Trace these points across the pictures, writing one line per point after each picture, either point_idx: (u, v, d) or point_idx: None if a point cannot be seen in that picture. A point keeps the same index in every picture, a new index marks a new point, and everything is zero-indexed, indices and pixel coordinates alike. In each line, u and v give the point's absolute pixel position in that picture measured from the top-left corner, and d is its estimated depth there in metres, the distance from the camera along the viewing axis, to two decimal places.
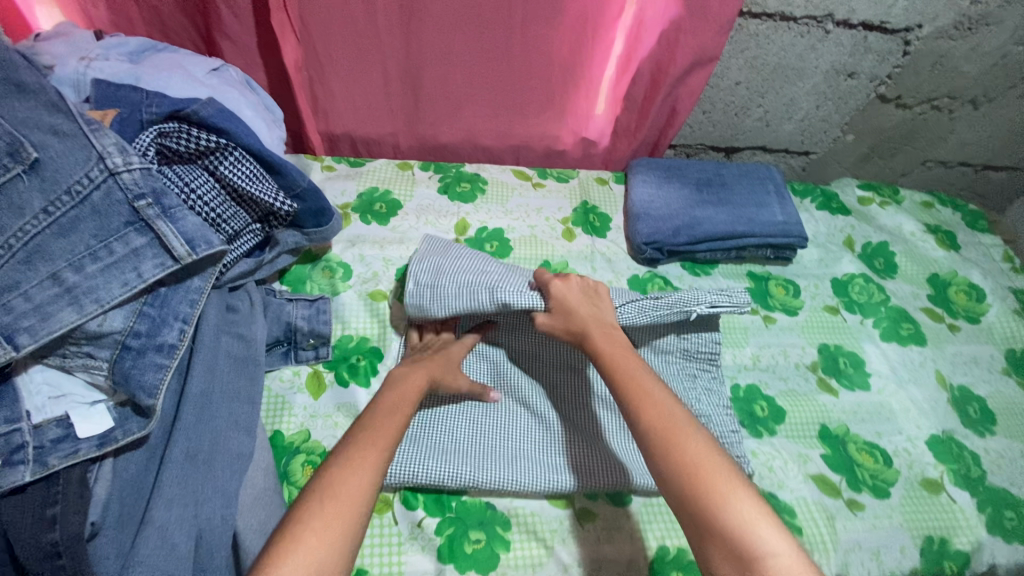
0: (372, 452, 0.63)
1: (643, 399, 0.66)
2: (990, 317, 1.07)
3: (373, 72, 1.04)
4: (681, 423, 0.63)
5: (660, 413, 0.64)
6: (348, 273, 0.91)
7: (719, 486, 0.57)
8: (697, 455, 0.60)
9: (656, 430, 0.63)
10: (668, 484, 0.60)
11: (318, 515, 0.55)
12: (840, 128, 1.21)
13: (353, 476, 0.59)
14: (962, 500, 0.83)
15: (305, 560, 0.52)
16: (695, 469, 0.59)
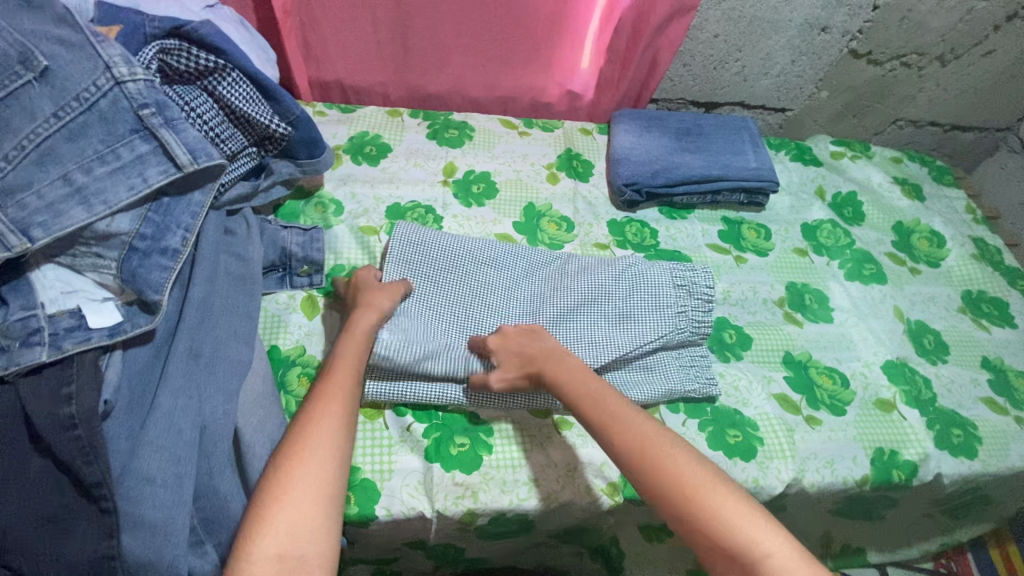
0: (329, 415, 0.64)
1: (616, 426, 0.67)
2: (950, 262, 1.14)
3: (363, 19, 1.07)
4: (665, 442, 0.65)
5: (637, 438, 0.65)
6: (340, 209, 0.95)
7: (711, 503, 0.59)
8: (686, 472, 0.62)
9: (639, 456, 0.64)
10: (666, 506, 0.61)
11: (282, 490, 0.58)
12: (814, 84, 1.26)
13: (312, 444, 0.61)
14: (913, 418, 0.89)
15: (273, 558, 0.54)
16: (685, 487, 0.61)
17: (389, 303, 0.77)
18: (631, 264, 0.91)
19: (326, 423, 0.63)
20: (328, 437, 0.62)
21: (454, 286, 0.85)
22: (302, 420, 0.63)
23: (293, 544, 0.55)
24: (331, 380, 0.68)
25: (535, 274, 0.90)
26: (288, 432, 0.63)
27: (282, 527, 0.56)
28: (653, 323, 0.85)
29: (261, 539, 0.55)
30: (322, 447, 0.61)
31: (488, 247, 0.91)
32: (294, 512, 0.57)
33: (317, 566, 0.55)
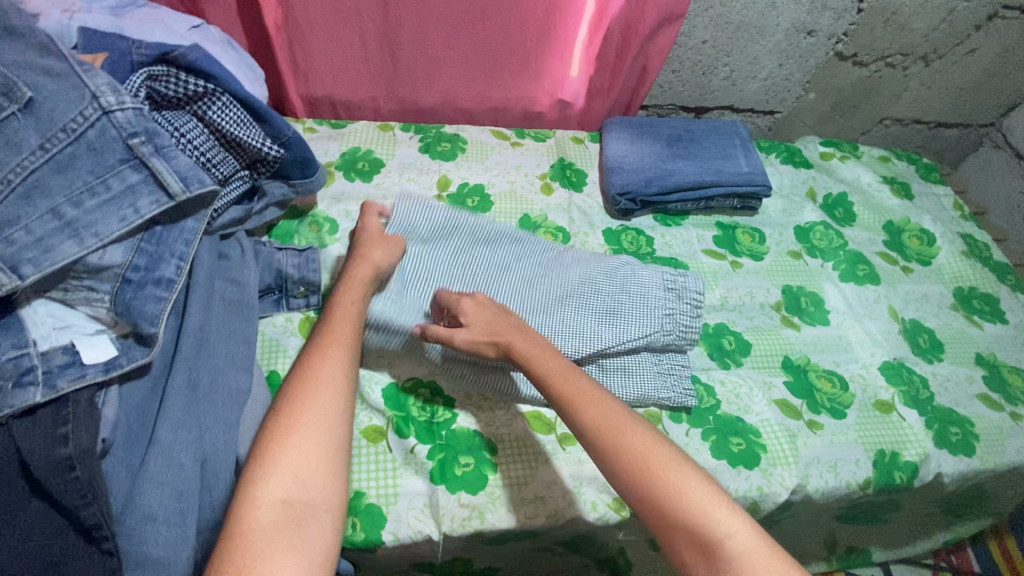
0: (330, 366, 0.64)
1: (582, 401, 0.65)
2: (940, 260, 1.15)
3: (351, 34, 1.07)
4: (628, 419, 0.63)
5: (603, 415, 0.64)
6: (334, 227, 0.93)
7: (674, 483, 0.58)
8: (639, 449, 0.61)
9: (603, 434, 0.62)
10: (624, 483, 0.60)
11: (285, 438, 0.58)
12: (802, 86, 1.27)
13: (314, 394, 0.61)
14: (911, 418, 0.90)
15: (277, 506, 0.55)
16: (643, 464, 0.60)
17: (385, 257, 0.79)
18: (622, 264, 0.91)
19: (327, 371, 0.63)
20: (330, 388, 0.62)
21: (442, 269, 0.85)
22: (300, 371, 0.64)
23: (300, 492, 0.56)
24: (331, 330, 0.68)
25: (526, 262, 0.89)
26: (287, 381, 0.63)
27: (287, 475, 0.57)
28: (638, 322, 0.85)
29: (266, 485, 0.56)
30: (324, 396, 0.62)
31: (481, 230, 0.90)
32: (300, 460, 0.58)
33: (324, 511, 0.57)
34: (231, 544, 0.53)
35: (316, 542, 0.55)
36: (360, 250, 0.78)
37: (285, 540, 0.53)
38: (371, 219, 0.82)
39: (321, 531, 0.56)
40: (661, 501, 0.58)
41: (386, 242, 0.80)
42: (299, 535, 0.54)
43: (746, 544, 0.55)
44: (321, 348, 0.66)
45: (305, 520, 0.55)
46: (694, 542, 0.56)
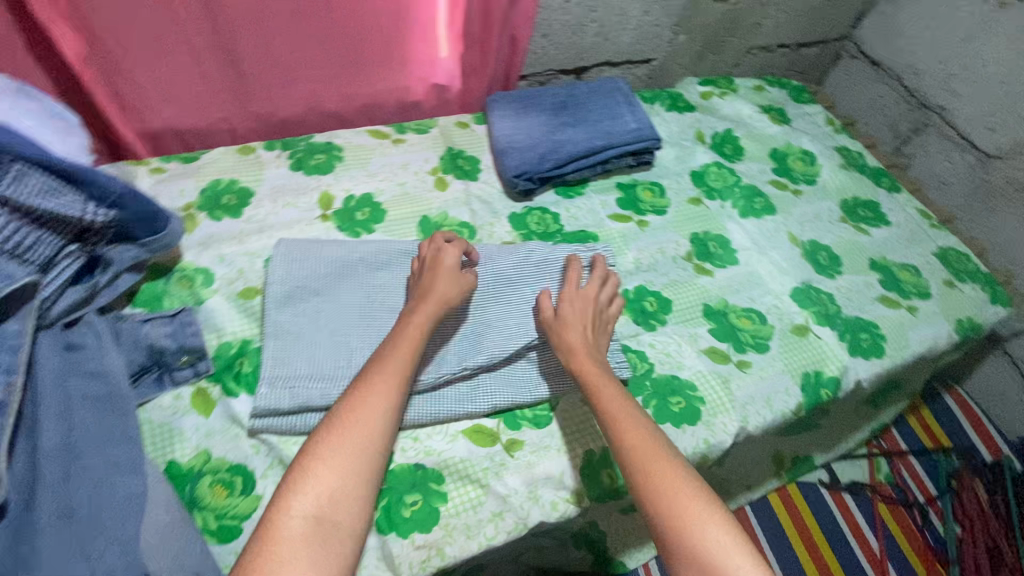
0: (378, 391, 0.66)
1: (623, 423, 0.68)
2: (824, 176, 1.21)
3: (179, 52, 0.93)
4: (659, 449, 0.65)
5: (641, 438, 0.66)
6: (209, 278, 0.82)
7: (696, 518, 0.60)
8: (661, 471, 0.63)
9: (637, 457, 0.65)
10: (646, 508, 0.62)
11: (330, 453, 0.61)
12: (671, 30, 1.27)
13: (360, 420, 0.63)
14: (826, 335, 0.95)
15: (305, 525, 0.57)
16: (669, 493, 0.61)
17: (452, 290, 0.77)
18: (528, 249, 0.88)
19: (374, 401, 0.65)
20: (374, 416, 0.64)
21: (341, 306, 0.79)
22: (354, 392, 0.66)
23: (329, 512, 0.58)
24: (384, 360, 0.69)
25: None
26: (336, 406, 0.65)
27: (323, 492, 0.59)
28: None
29: (303, 495, 0.58)
30: (367, 427, 0.63)
31: (373, 257, 0.85)
32: (337, 477, 0.60)
33: (348, 535, 0.59)
34: (263, 547, 0.56)
35: (334, 567, 0.57)
36: (427, 281, 0.77)
37: (309, 557, 0.56)
38: (450, 251, 0.80)
39: (341, 556, 0.58)
40: (676, 529, 0.59)
41: (458, 277, 0.78)
42: (321, 556, 0.56)
43: None
44: (379, 369, 0.68)
45: (327, 542, 0.57)
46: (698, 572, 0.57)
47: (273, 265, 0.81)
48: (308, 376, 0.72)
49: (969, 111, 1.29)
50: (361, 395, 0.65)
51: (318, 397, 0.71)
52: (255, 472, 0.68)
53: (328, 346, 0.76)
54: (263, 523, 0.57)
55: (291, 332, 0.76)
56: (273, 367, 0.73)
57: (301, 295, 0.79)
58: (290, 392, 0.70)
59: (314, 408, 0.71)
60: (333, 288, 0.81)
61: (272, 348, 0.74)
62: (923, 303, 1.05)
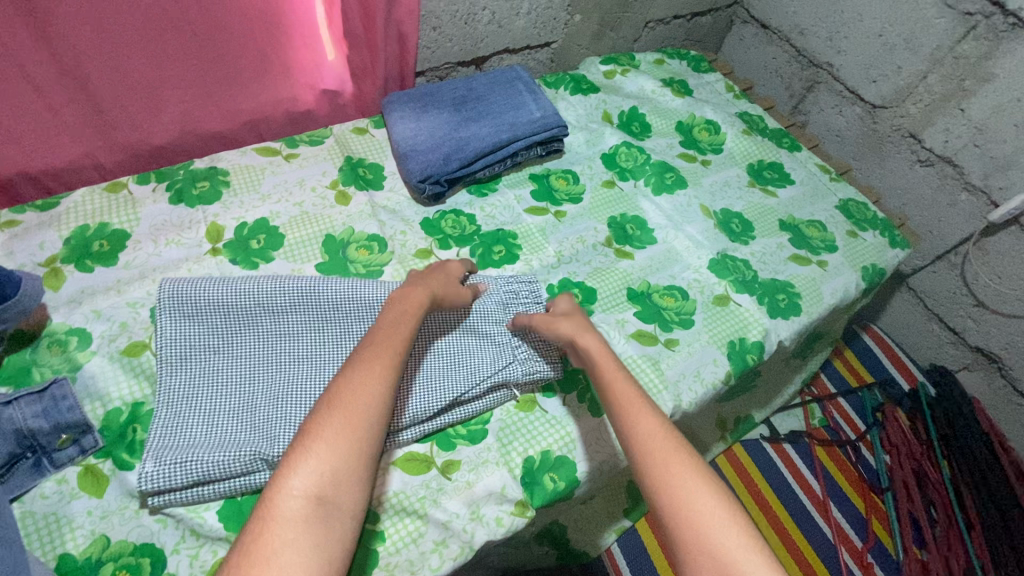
0: (372, 370, 0.61)
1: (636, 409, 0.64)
2: (729, 144, 1.24)
3: (16, 85, 0.80)
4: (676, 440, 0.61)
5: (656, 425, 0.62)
6: (85, 338, 0.73)
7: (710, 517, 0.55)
8: (656, 439, 0.61)
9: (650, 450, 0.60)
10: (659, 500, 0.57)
11: (329, 426, 0.57)
12: (566, 11, 1.24)
13: (361, 399, 0.59)
14: (746, 302, 0.98)
15: (302, 504, 0.52)
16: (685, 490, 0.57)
17: (447, 295, 0.77)
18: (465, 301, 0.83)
19: (371, 383, 0.60)
20: (373, 395, 0.59)
21: (241, 363, 0.73)
22: (350, 372, 0.61)
23: (330, 489, 0.54)
24: (380, 343, 0.65)
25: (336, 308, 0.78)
26: (336, 381, 0.61)
27: (323, 469, 0.54)
28: (492, 354, 0.79)
29: (301, 473, 0.54)
30: (367, 406, 0.59)
31: (271, 299, 0.76)
32: (335, 452, 0.55)
33: (349, 515, 0.54)
34: (255, 531, 0.51)
35: (335, 547, 0.52)
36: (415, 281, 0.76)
37: (307, 540, 0.51)
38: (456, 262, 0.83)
39: (341, 537, 0.53)
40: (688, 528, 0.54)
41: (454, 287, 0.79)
42: (320, 536, 0.52)
43: None
44: (378, 346, 0.64)
45: (327, 523, 0.52)
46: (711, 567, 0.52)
47: (161, 318, 0.73)
48: (204, 446, 0.65)
49: (854, 66, 1.35)
50: (359, 375, 0.61)
51: (215, 470, 0.64)
52: (165, 549, 0.63)
53: (228, 410, 0.69)
54: (257, 504, 0.53)
55: (185, 399, 0.69)
56: (161, 438, 0.65)
57: (194, 354, 0.72)
58: (181, 467, 0.63)
59: (211, 481, 0.64)
60: (231, 343, 0.74)
61: (161, 420, 0.67)
62: (831, 256, 1.09)
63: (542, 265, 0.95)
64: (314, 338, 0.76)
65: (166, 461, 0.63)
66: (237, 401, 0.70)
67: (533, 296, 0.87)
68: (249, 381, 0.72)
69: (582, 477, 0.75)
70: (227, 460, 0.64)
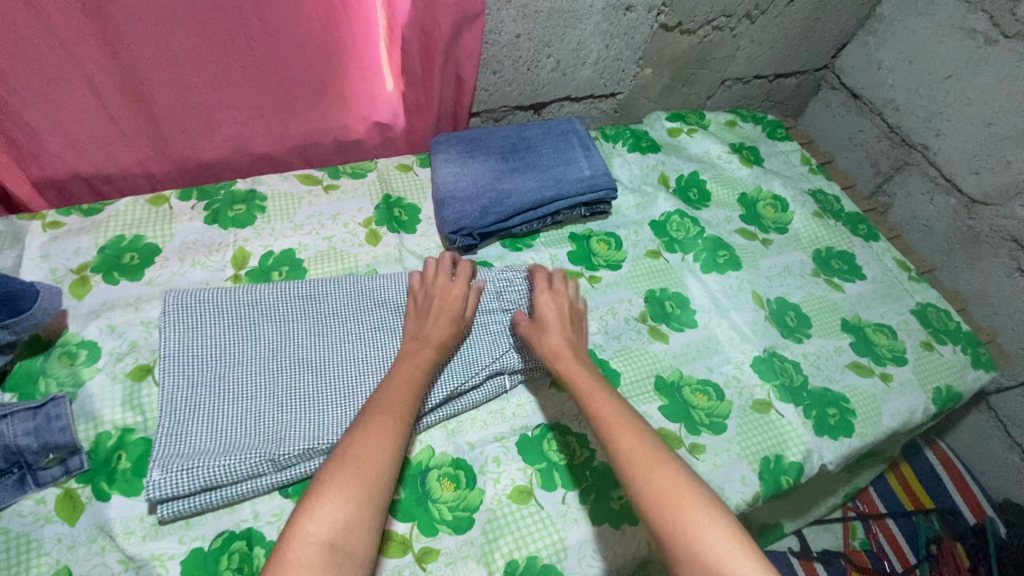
0: (386, 424, 0.65)
1: (619, 430, 0.66)
2: (796, 224, 1.13)
3: (80, 96, 0.83)
4: (657, 455, 0.63)
5: (636, 446, 0.64)
6: (95, 353, 0.74)
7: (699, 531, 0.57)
8: (639, 461, 0.63)
9: (636, 467, 0.63)
10: (651, 520, 0.60)
11: (343, 478, 0.59)
12: (636, 64, 1.19)
13: (370, 454, 0.62)
14: (789, 413, 0.87)
15: (313, 551, 0.55)
16: (674, 503, 0.59)
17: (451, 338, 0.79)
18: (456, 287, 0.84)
19: (383, 438, 0.63)
20: (385, 451, 0.62)
21: (241, 367, 0.74)
22: (364, 423, 0.65)
23: (340, 538, 0.56)
24: (389, 398, 0.67)
25: (338, 316, 0.80)
26: (347, 435, 0.64)
27: (332, 519, 0.57)
28: (490, 343, 0.81)
29: (313, 522, 0.56)
30: (378, 460, 0.61)
31: (273, 303, 0.79)
32: (346, 502, 0.58)
33: (359, 564, 0.57)
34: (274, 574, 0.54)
35: None
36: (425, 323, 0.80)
37: None
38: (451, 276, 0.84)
39: None
40: (679, 538, 0.57)
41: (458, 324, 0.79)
42: None
43: None
44: (389, 400, 0.67)
45: (340, 571, 0.55)
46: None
47: (163, 330, 0.74)
48: (210, 453, 0.66)
49: (953, 153, 1.21)
50: (375, 426, 0.64)
51: (223, 475, 0.65)
52: None
53: (233, 409, 0.70)
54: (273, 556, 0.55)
55: (188, 405, 0.69)
56: (166, 446, 0.66)
57: (196, 358, 0.73)
58: (188, 473, 0.64)
59: (219, 487, 0.65)
60: (237, 350, 0.75)
61: (166, 427, 0.67)
62: (898, 370, 0.97)
63: None
64: (314, 347, 0.77)
65: (177, 465, 0.64)
66: (237, 405, 0.71)
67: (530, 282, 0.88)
68: (252, 383, 0.73)
69: None
70: (235, 465, 0.65)
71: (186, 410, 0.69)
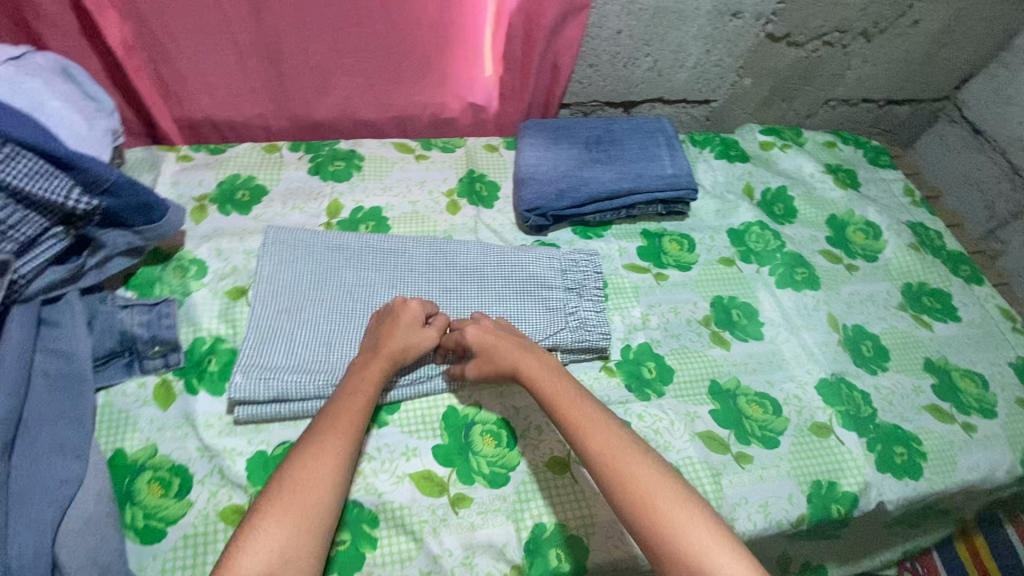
0: (324, 448, 0.62)
1: (589, 428, 0.65)
2: (888, 255, 1.06)
3: (222, 48, 0.95)
4: (627, 448, 0.63)
5: (609, 440, 0.64)
6: (203, 270, 0.84)
7: (675, 521, 0.58)
8: (613, 455, 0.63)
9: (609, 463, 0.62)
10: (628, 518, 0.60)
11: (278, 508, 0.58)
12: (735, 72, 1.17)
13: (309, 481, 0.60)
14: (850, 442, 0.82)
15: None
16: (650, 499, 0.59)
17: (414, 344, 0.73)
18: (524, 262, 0.88)
19: (322, 461, 0.61)
20: (326, 475, 0.61)
21: (321, 303, 0.80)
22: (302, 446, 0.63)
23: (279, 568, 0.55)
24: (332, 419, 0.65)
25: (414, 272, 0.86)
26: (284, 463, 0.62)
27: (268, 552, 0.55)
28: (547, 318, 0.84)
29: (249, 554, 0.54)
30: (317, 485, 0.60)
31: (359, 251, 0.86)
32: (282, 532, 0.56)
33: None
34: None
35: None
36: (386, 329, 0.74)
37: None
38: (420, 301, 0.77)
39: None
40: (658, 532, 0.58)
41: (416, 333, 0.73)
42: None
43: None
44: (330, 420, 0.65)
45: None
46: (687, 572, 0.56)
47: (261, 260, 0.83)
48: (284, 368, 0.73)
49: None
50: (313, 451, 0.62)
51: (293, 388, 0.72)
52: (193, 477, 0.68)
53: (308, 337, 0.77)
54: None
55: (271, 326, 0.77)
56: (250, 355, 0.74)
57: (286, 288, 0.80)
58: (265, 381, 0.71)
59: (287, 400, 0.72)
60: (320, 287, 0.82)
61: (250, 340, 0.75)
62: (984, 423, 0.88)
63: (624, 323, 0.90)
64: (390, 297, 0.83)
65: (257, 373, 0.72)
66: (312, 334, 0.78)
67: (594, 268, 0.90)
68: (329, 319, 0.79)
69: (588, 567, 0.68)
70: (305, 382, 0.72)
71: (269, 329, 0.77)
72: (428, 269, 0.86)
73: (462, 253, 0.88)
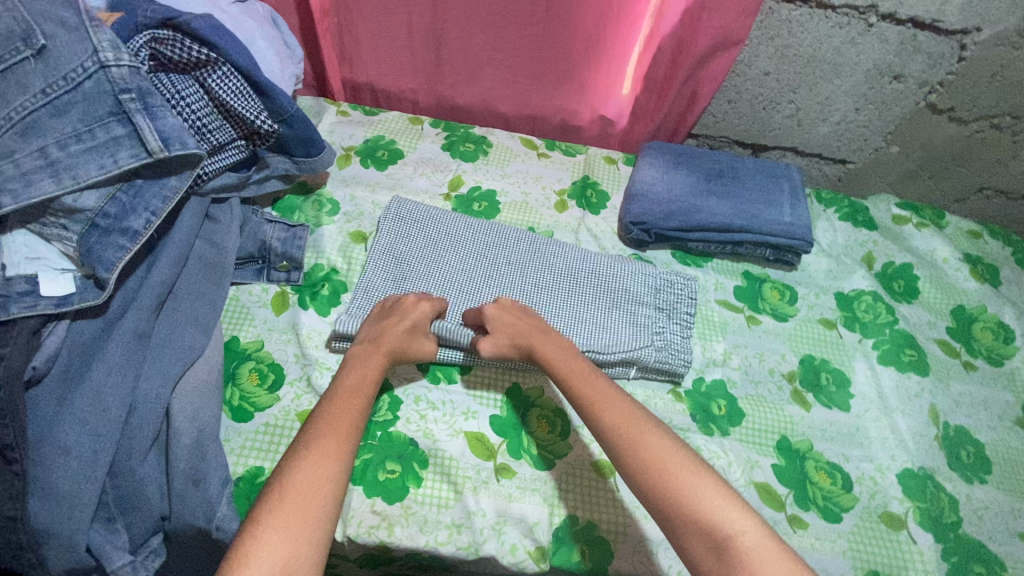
0: (323, 445, 0.61)
1: (601, 404, 0.67)
2: (1016, 363, 0.96)
3: (398, 25, 1.08)
4: (637, 417, 0.65)
5: (620, 415, 0.65)
6: (335, 209, 0.95)
7: (687, 485, 0.58)
8: (622, 420, 0.65)
9: (622, 432, 0.64)
10: (641, 487, 0.60)
11: (282, 505, 0.55)
12: (882, 137, 1.12)
13: (311, 479, 0.58)
14: (924, 542, 0.76)
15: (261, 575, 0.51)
16: (661, 462, 0.60)
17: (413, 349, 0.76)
18: (617, 272, 0.90)
19: (323, 457, 0.60)
20: (330, 472, 0.59)
21: (424, 267, 0.88)
22: (301, 443, 0.61)
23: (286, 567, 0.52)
24: (333, 418, 0.64)
25: (513, 256, 0.91)
26: (279, 465, 0.60)
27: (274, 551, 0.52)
28: (627, 329, 0.85)
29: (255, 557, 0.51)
30: (320, 484, 0.58)
31: (467, 226, 0.93)
32: (288, 530, 0.54)
33: None
34: None
35: None
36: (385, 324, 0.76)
37: None
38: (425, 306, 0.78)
39: None
40: (671, 497, 0.58)
41: (414, 338, 0.76)
42: None
43: (762, 539, 0.55)
44: (329, 419, 0.64)
45: None
46: (701, 531, 0.56)
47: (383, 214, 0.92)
48: None
49: None
50: (310, 452, 0.60)
51: None
52: (285, 377, 0.77)
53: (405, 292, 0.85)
54: None
55: (378, 274, 0.86)
56: (356, 294, 0.83)
57: (398, 246, 0.89)
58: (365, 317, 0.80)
59: None
60: (427, 251, 0.89)
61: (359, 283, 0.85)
62: None
63: (703, 355, 0.89)
64: (485, 273, 0.89)
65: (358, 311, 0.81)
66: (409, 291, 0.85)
67: (690, 290, 0.91)
68: (427, 281, 0.87)
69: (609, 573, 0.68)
70: None
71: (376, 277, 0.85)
72: (526, 255, 0.91)
73: (561, 248, 0.92)
